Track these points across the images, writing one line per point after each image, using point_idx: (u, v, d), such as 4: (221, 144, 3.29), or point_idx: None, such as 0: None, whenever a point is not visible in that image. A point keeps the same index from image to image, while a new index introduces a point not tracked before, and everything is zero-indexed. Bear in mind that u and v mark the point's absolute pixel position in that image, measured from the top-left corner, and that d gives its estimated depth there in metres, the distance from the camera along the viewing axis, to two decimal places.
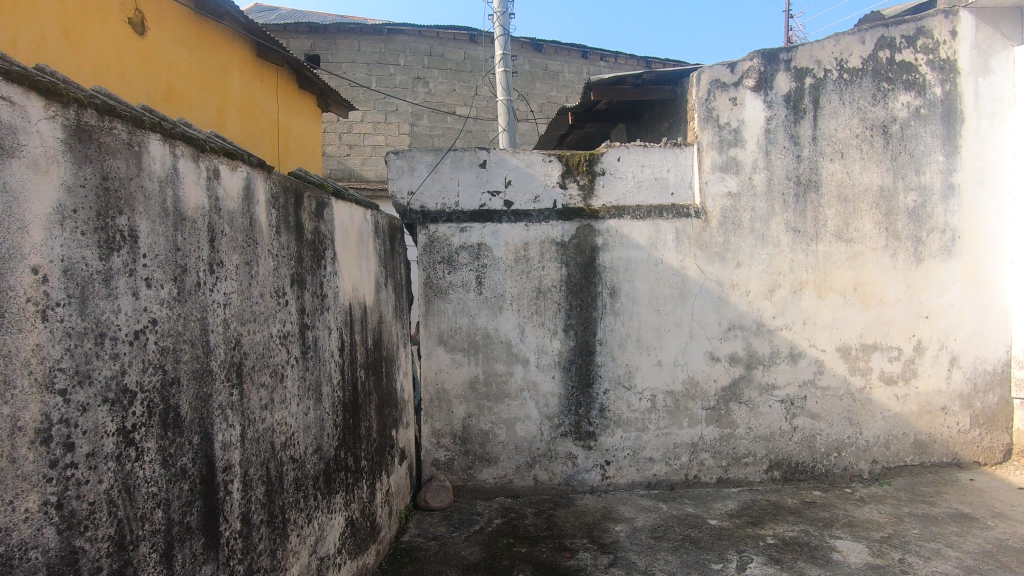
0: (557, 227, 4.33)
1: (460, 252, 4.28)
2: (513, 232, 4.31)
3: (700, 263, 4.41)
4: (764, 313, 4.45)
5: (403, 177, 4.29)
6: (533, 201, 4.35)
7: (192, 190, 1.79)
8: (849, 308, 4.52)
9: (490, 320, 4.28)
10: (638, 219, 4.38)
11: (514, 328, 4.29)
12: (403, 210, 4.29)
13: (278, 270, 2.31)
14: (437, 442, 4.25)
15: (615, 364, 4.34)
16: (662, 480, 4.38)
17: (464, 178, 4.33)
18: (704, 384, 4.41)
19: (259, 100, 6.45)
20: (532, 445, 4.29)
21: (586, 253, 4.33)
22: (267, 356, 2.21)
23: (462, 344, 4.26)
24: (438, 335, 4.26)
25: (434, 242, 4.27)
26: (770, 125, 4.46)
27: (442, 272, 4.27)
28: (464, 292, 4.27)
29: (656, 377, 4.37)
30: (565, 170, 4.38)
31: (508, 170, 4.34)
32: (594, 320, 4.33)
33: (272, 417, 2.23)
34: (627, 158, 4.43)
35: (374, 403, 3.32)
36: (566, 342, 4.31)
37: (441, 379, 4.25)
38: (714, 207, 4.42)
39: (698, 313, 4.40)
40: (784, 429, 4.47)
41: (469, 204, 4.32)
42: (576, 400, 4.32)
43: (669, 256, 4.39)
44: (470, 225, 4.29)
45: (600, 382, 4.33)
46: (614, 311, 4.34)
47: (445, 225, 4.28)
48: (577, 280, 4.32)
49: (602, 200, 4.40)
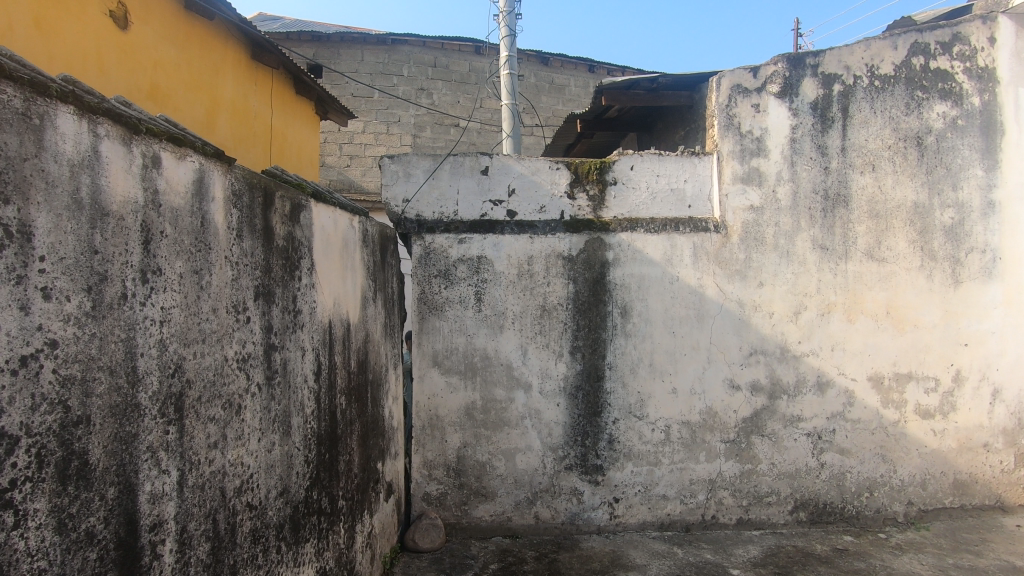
0: (565, 239, 3.98)
1: (458, 265, 3.92)
2: (517, 244, 3.96)
3: (719, 282, 4.04)
4: (789, 337, 4.08)
5: (397, 183, 3.96)
6: (539, 212, 4.01)
7: (119, 180, 1.45)
8: (882, 333, 4.13)
9: (489, 340, 3.91)
10: (652, 233, 4.03)
11: (515, 350, 3.91)
12: (397, 219, 3.94)
13: (238, 281, 1.96)
14: (428, 475, 3.85)
15: (626, 390, 3.95)
16: (677, 521, 3.97)
17: (464, 185, 3.99)
18: (724, 415, 4.02)
19: (253, 104, 6.16)
20: (533, 479, 3.89)
21: (595, 269, 3.97)
22: (219, 384, 1.84)
23: (458, 366, 3.88)
24: (432, 356, 3.88)
25: (430, 254, 3.92)
26: (796, 134, 4.13)
27: (438, 287, 3.91)
28: (461, 309, 3.91)
29: (670, 406, 3.98)
30: (574, 179, 4.05)
31: (511, 178, 4.02)
32: (603, 342, 3.96)
33: (224, 458, 1.86)
34: (641, 167, 4.10)
35: (356, 434, 2.94)
36: (573, 366, 3.93)
37: (435, 404, 3.86)
38: (735, 221, 4.07)
39: (717, 337, 4.03)
40: (810, 465, 4.07)
41: (469, 213, 3.98)
42: (582, 431, 3.92)
43: (685, 274, 4.03)
44: (470, 236, 3.95)
45: (609, 411, 3.94)
46: (626, 333, 3.97)
47: (443, 235, 3.93)
48: (585, 298, 3.96)
49: (613, 212, 4.06)
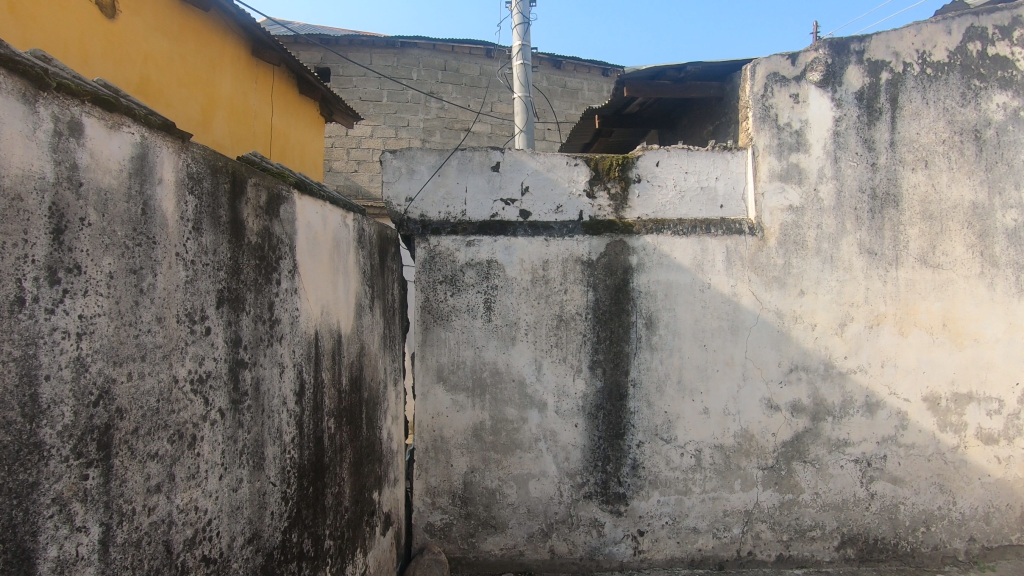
0: (583, 242, 3.61)
1: (466, 271, 3.56)
2: (531, 247, 3.59)
3: (756, 290, 3.64)
4: (834, 352, 3.66)
5: (399, 180, 3.61)
6: (555, 212, 3.64)
7: (17, 147, 1.11)
8: (938, 348, 3.70)
9: (500, 353, 3.53)
10: (680, 235, 3.64)
11: (529, 364, 3.53)
12: (399, 219, 3.59)
13: (196, 284, 1.60)
14: (432, 503, 3.46)
15: (652, 411, 3.55)
16: (709, 557, 3.54)
17: (473, 183, 3.64)
18: (761, 439, 3.60)
19: (252, 102, 5.88)
20: (548, 509, 3.50)
21: (617, 275, 3.59)
22: (165, 411, 1.48)
23: (465, 382, 3.51)
24: (437, 371, 3.51)
25: (435, 258, 3.56)
26: (840, 126, 3.74)
27: (444, 294, 3.54)
28: (469, 319, 3.54)
29: (701, 428, 3.57)
30: (593, 176, 3.69)
31: (525, 175, 3.66)
32: (626, 356, 3.56)
33: (170, 505, 1.49)
34: (668, 164, 3.72)
35: (347, 461, 2.57)
36: (592, 383, 3.54)
37: (439, 424, 3.48)
38: (772, 222, 3.68)
39: (754, 351, 3.62)
40: (858, 496, 3.63)
41: (478, 213, 3.62)
42: (603, 455, 3.53)
43: (717, 281, 3.63)
44: (479, 239, 3.58)
45: (633, 433, 3.54)
46: (652, 346, 3.57)
47: (449, 237, 3.57)
48: (607, 307, 3.57)
49: (637, 212, 3.68)
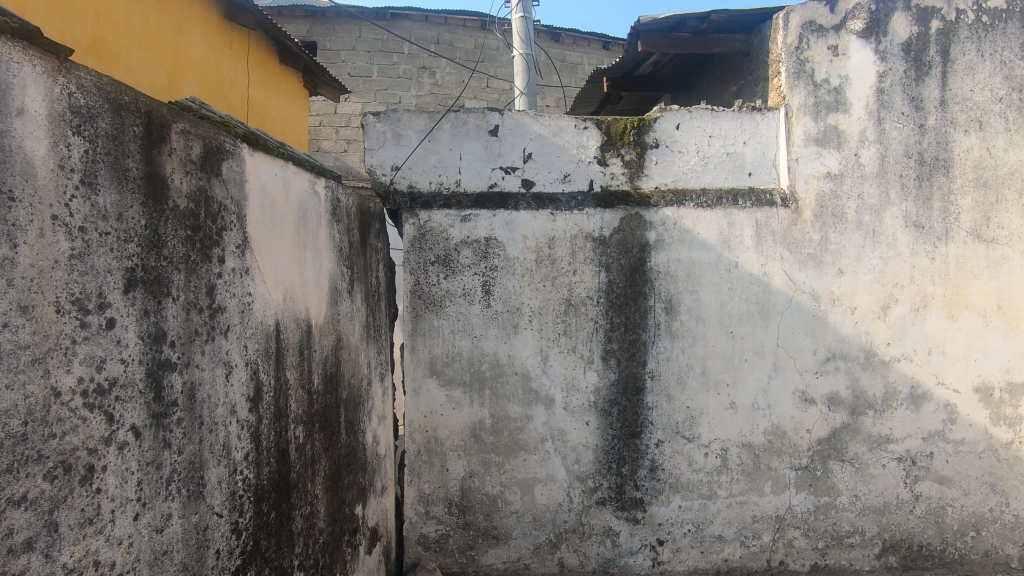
0: (594, 216, 3.18)
1: (461, 249, 3.12)
2: (535, 222, 3.16)
3: (789, 270, 3.23)
4: (876, 338, 3.26)
5: (384, 147, 3.16)
6: (563, 183, 3.21)
7: None
8: (991, 333, 3.30)
9: (500, 343, 3.11)
10: (704, 208, 3.21)
11: (533, 355, 3.12)
12: (384, 191, 3.14)
13: (89, 260, 1.17)
14: (426, 513, 3.07)
15: (672, 406, 3.15)
16: (736, 568, 3.17)
17: (469, 150, 3.19)
18: (794, 436, 3.21)
19: (226, 69, 5.35)
20: (556, 517, 3.11)
21: (633, 254, 3.17)
22: (39, 438, 1.06)
23: (462, 376, 3.09)
24: (429, 363, 3.09)
25: (426, 235, 3.12)
26: (884, 83, 3.29)
27: (436, 276, 3.11)
28: (465, 305, 3.11)
29: (727, 425, 3.18)
30: (605, 141, 3.24)
31: (527, 140, 3.21)
32: (643, 345, 3.15)
33: (50, 567, 1.07)
34: (689, 127, 3.28)
35: (322, 475, 2.16)
36: (605, 376, 3.14)
37: (432, 424, 3.08)
38: (807, 192, 3.25)
39: (786, 338, 3.21)
40: (901, 498, 3.25)
41: (475, 183, 3.18)
42: (617, 456, 3.13)
43: (746, 259, 3.21)
44: (476, 213, 3.15)
45: (651, 432, 3.14)
46: (672, 334, 3.16)
47: (442, 212, 3.14)
48: (621, 290, 3.16)
49: (655, 182, 3.25)
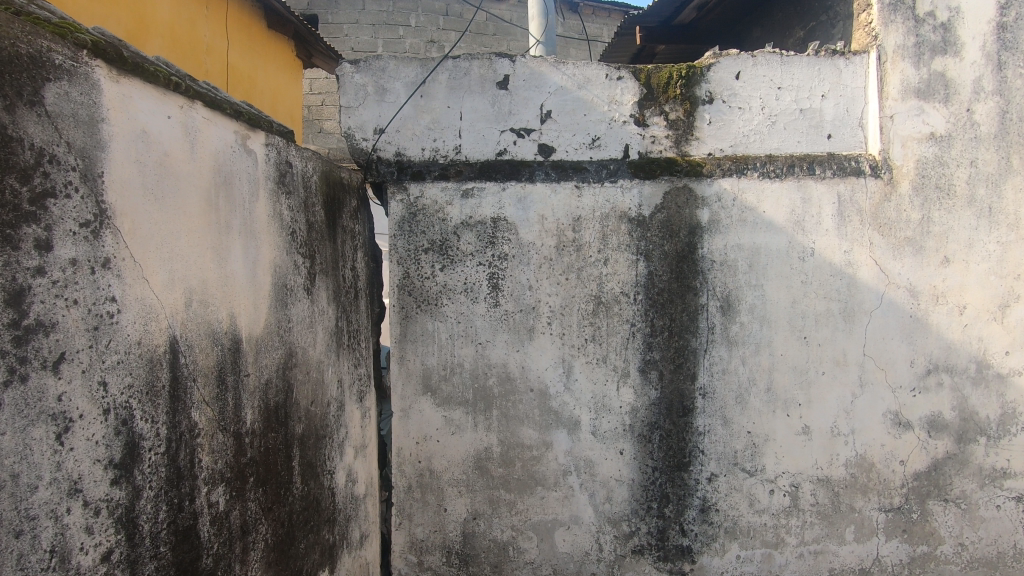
0: (631, 190, 2.50)
1: (462, 233, 2.47)
2: (556, 199, 2.49)
3: (880, 259, 2.53)
4: (991, 346, 2.54)
5: (364, 105, 2.51)
6: (590, 148, 2.54)
7: None
8: None
9: (511, 351, 2.46)
10: (772, 179, 2.52)
11: (553, 367, 2.47)
12: (365, 160, 2.49)
13: None
14: (419, 563, 2.46)
15: (729, 431, 2.50)
16: None
17: (472, 108, 2.52)
18: (884, 469, 2.53)
19: (202, 30, 4.69)
20: (582, 569, 2.48)
21: (679, 238, 2.50)
22: None
23: (463, 393, 2.46)
24: (423, 377, 2.46)
25: (418, 216, 2.47)
26: (1007, 17, 2.55)
27: (431, 267, 2.46)
28: (467, 303, 2.46)
29: (799, 456, 2.51)
30: (644, 95, 2.56)
31: (545, 95, 2.53)
32: (693, 355, 2.49)
33: None
34: (752, 76, 2.58)
35: (260, 546, 1.54)
36: (644, 393, 2.49)
37: (426, 453, 2.46)
38: (904, 159, 2.53)
39: (875, 345, 2.53)
40: (1020, 548, 2.56)
41: (479, 149, 2.52)
42: (659, 494, 2.49)
43: (825, 245, 2.52)
44: (481, 186, 2.49)
45: (702, 463, 2.49)
46: (729, 340, 2.50)
47: (437, 186, 2.48)
48: (665, 284, 2.49)
49: (707, 147, 2.56)
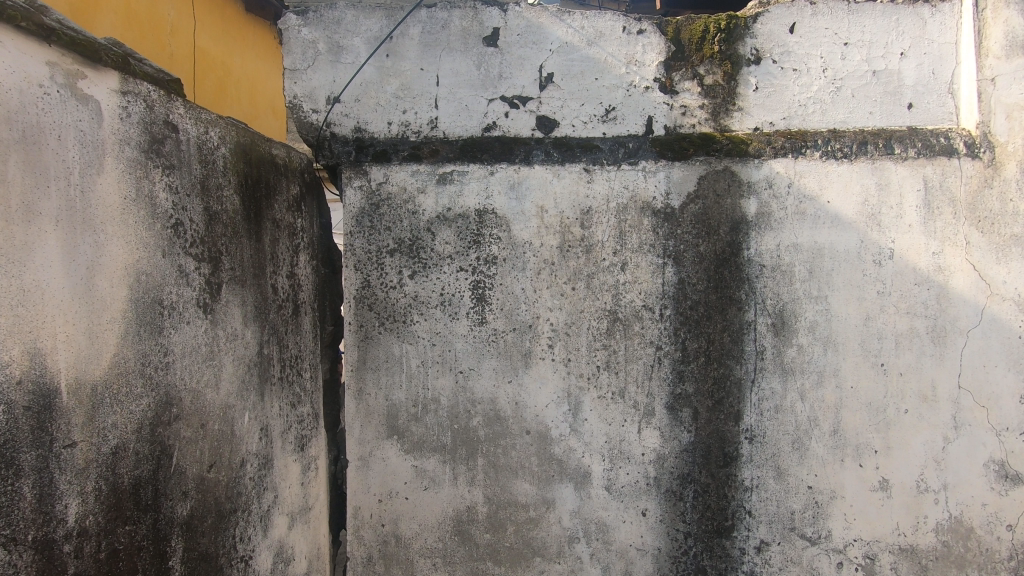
0: (656, 175, 1.94)
1: (438, 230, 1.92)
2: (559, 186, 1.94)
3: (981, 263, 1.94)
4: None
5: (314, 67, 1.97)
6: (604, 122, 1.98)
7: None
8: None
9: (501, 382, 1.91)
10: (837, 160, 1.96)
11: (556, 403, 1.91)
12: (316, 137, 1.96)
13: None
14: None
15: (784, 487, 1.93)
16: None
17: (452, 70, 1.97)
18: (987, 537, 1.94)
19: (164, 7, 4.13)
20: None
21: (719, 236, 1.93)
22: None
23: (439, 436, 1.90)
24: (387, 417, 1.90)
25: (381, 207, 1.93)
26: None
27: (397, 273, 1.92)
28: (445, 320, 1.91)
29: (875, 519, 1.94)
30: (672, 53, 2.00)
31: (546, 53, 1.98)
32: (736, 388, 1.93)
33: None
34: (811, 30, 2.01)
35: None
36: (673, 437, 1.92)
37: (392, 514, 1.91)
38: (1010, 134, 1.95)
39: (975, 374, 1.94)
40: None
41: (461, 123, 1.97)
42: (693, 567, 1.92)
43: (908, 245, 1.94)
44: (462, 170, 1.94)
45: (749, 529, 1.93)
46: (783, 369, 1.93)
47: (407, 169, 1.94)
48: (700, 296, 1.93)
49: (752, 121, 2.01)
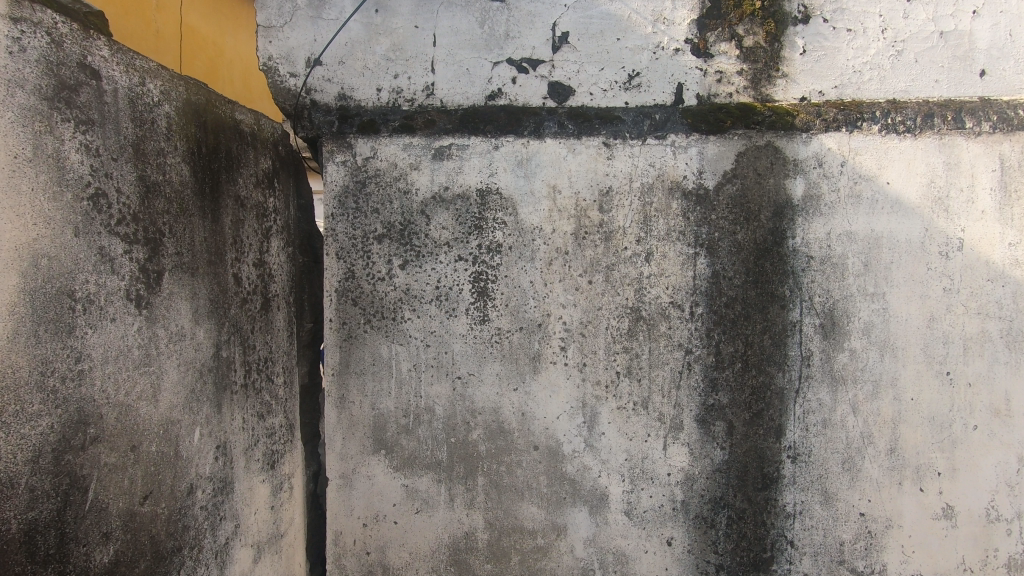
0: (687, 151, 1.67)
1: (433, 213, 1.66)
2: (575, 163, 1.67)
3: None
4: None
5: (293, 23, 1.70)
6: (626, 89, 1.71)
7: None
8: None
9: (505, 390, 1.65)
10: (898, 135, 1.68)
11: (568, 414, 1.65)
12: (295, 106, 1.70)
13: None
14: None
15: (832, 514, 1.67)
16: None
17: (451, 28, 1.70)
18: None
19: None
20: None
21: (760, 222, 1.66)
22: None
23: (433, 452, 1.65)
24: (373, 429, 1.65)
25: (368, 186, 1.67)
26: None
27: (386, 263, 1.66)
28: (440, 317, 1.65)
29: (937, 552, 1.67)
30: (707, 9, 1.72)
31: (560, 9, 1.71)
32: (777, 400, 1.66)
33: None
34: None
35: None
36: (704, 455, 1.66)
37: (379, 540, 1.66)
38: None
39: None
40: None
41: (460, 90, 1.70)
42: None
43: (981, 234, 1.66)
44: (462, 144, 1.68)
45: (791, 562, 1.67)
46: (832, 377, 1.67)
47: (398, 142, 1.67)
48: (737, 292, 1.66)
49: (799, 89, 1.73)
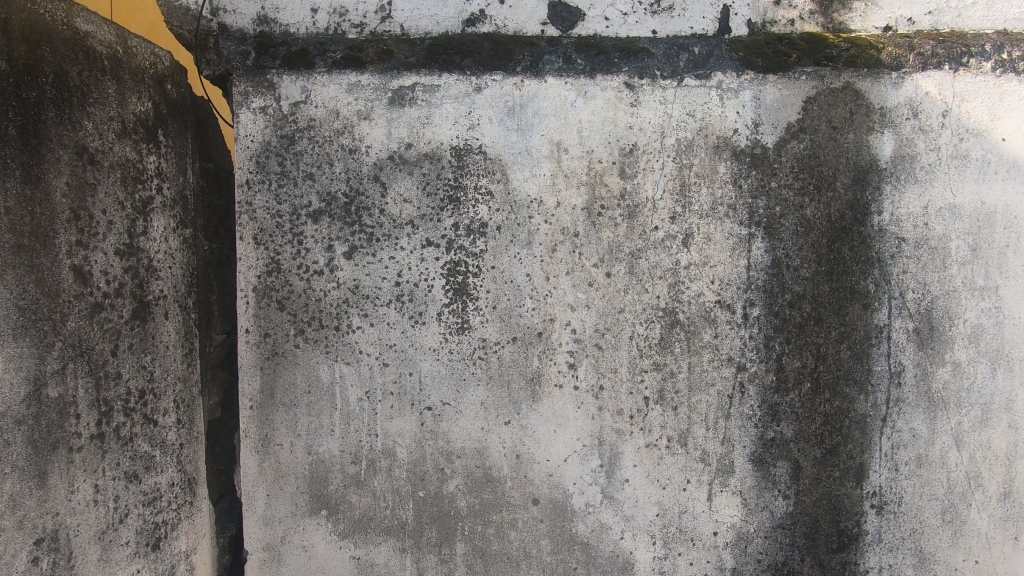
0: (737, 96, 1.23)
1: (390, 180, 1.20)
2: (587, 111, 1.22)
3: None
4: None
5: None
6: (654, 13, 1.25)
7: None
8: None
9: (493, 424, 1.20)
10: (1015, 75, 1.25)
11: (580, 456, 1.21)
12: (196, 31, 1.20)
13: None
14: None
15: None
16: None
17: None
18: None
19: None
20: None
21: (836, 192, 1.23)
22: None
23: (394, 512, 1.19)
24: (309, 481, 1.19)
25: (298, 143, 1.19)
26: None
27: (325, 250, 1.19)
28: (403, 326, 1.19)
29: None
30: None
31: None
32: (856, 431, 1.24)
33: None
34: None
35: None
36: (761, 506, 1.23)
37: None
38: None
39: None
40: None
41: (426, 13, 1.23)
42: None
43: None
44: (430, 84, 1.21)
45: None
46: (930, 400, 1.25)
47: (340, 82, 1.20)
48: (806, 287, 1.23)
49: (883, 15, 1.29)
